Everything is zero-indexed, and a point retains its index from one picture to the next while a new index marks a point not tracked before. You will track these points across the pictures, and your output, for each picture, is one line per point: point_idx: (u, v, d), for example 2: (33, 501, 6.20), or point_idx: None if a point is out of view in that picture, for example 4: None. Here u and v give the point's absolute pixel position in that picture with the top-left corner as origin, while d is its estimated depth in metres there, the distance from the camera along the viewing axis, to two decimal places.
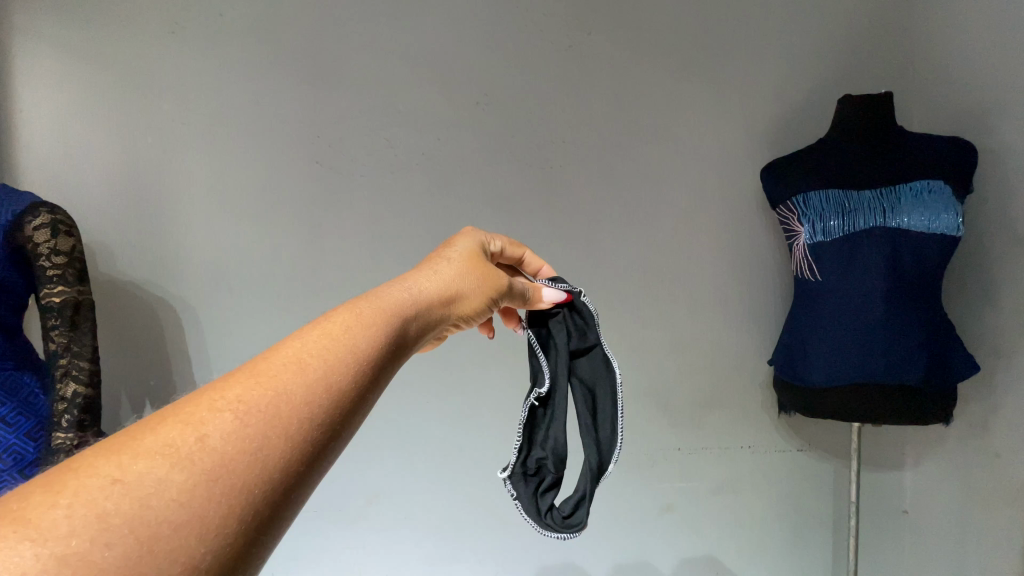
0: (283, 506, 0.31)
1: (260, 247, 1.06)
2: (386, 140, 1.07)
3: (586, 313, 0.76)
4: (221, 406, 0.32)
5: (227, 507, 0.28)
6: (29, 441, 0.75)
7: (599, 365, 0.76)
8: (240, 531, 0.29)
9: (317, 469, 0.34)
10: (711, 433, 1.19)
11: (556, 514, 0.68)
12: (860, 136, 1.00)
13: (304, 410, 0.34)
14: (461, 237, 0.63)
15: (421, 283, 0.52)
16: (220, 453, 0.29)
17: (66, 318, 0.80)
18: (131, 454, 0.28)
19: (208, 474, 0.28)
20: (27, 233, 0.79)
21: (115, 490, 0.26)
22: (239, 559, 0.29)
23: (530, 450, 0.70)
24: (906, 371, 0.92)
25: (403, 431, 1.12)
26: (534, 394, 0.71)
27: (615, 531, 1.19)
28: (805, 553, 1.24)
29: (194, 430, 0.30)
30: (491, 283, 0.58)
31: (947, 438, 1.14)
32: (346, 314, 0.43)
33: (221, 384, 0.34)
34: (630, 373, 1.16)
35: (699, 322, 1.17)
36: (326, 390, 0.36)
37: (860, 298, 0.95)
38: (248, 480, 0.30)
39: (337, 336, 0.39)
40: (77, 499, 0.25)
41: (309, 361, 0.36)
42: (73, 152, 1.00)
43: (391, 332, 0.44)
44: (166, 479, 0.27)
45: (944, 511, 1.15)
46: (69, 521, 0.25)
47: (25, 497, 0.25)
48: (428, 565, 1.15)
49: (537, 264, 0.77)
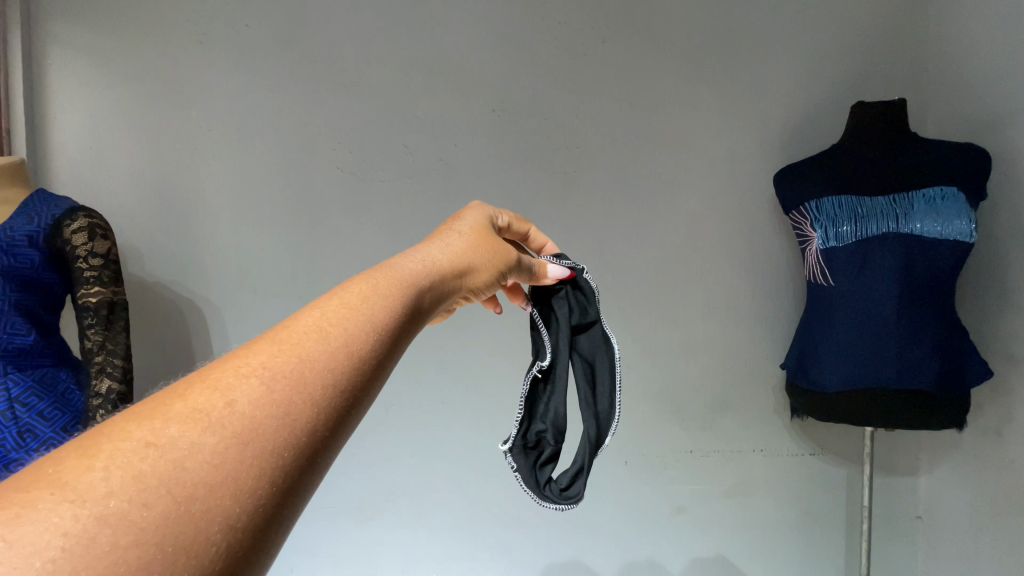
0: (310, 469, 0.33)
1: (281, 249, 1.10)
2: (405, 146, 1.10)
3: (587, 290, 0.78)
4: (247, 372, 0.34)
5: (259, 468, 0.30)
6: (66, 434, 0.78)
7: (598, 341, 0.78)
8: (273, 491, 0.31)
9: (342, 432, 0.36)
10: (724, 436, 1.20)
11: (553, 486, 0.70)
12: (873, 142, 1.00)
13: (327, 376, 0.36)
14: (468, 211, 0.65)
15: (433, 255, 0.55)
16: (249, 417, 0.31)
17: (101, 318, 0.83)
18: (163, 420, 0.30)
19: (238, 437, 0.30)
20: (66, 236, 0.83)
21: (149, 453, 0.28)
22: (273, 518, 0.31)
23: (530, 423, 0.73)
24: (915, 371, 0.93)
25: (417, 431, 1.15)
26: (536, 367, 0.72)
27: (628, 530, 1.20)
28: (818, 557, 1.24)
29: (222, 396, 0.32)
30: (500, 258, 0.61)
31: (961, 442, 1.13)
32: (362, 285, 0.45)
33: (245, 353, 0.36)
34: (641, 375, 1.17)
35: (711, 326, 1.18)
36: (348, 356, 0.38)
37: (870, 299, 0.96)
38: (277, 442, 0.32)
39: (355, 306, 0.42)
40: (113, 462, 0.27)
41: (329, 330, 0.39)
42: (105, 157, 1.04)
43: (406, 303, 0.46)
44: (198, 442, 0.29)
45: (956, 514, 1.15)
46: (106, 483, 0.26)
47: (60, 462, 0.27)
48: (441, 562, 1.18)
49: (541, 241, 0.79)
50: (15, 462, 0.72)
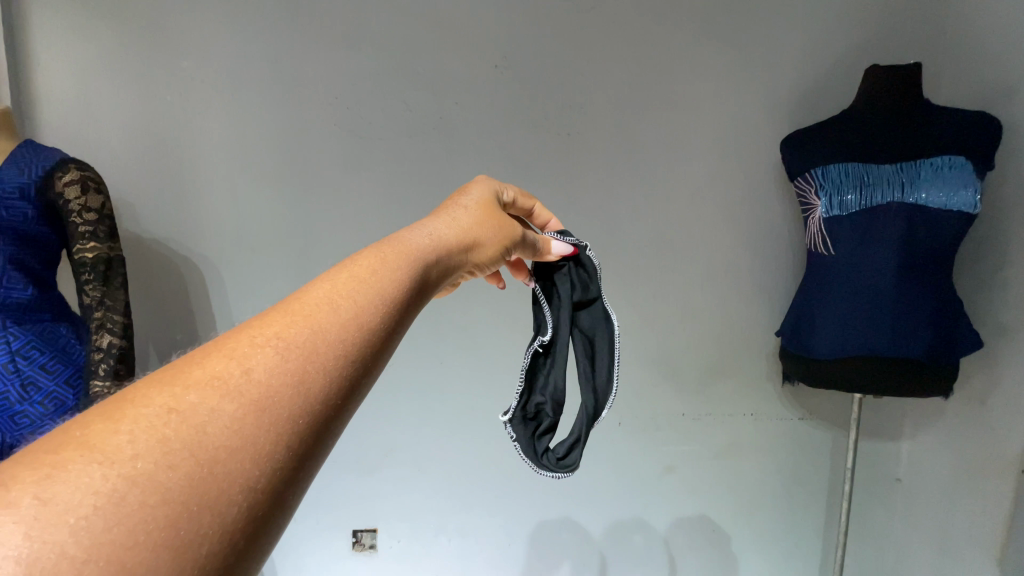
0: (325, 436, 0.33)
1: (277, 207, 1.08)
2: (404, 103, 1.07)
3: (590, 268, 0.78)
4: (262, 341, 0.33)
5: (277, 434, 0.30)
6: (69, 388, 0.79)
7: (599, 316, 0.79)
8: (291, 456, 0.30)
9: (353, 402, 0.35)
10: (716, 401, 1.23)
11: (551, 456, 0.72)
12: (884, 108, 0.98)
13: (340, 345, 0.35)
14: (474, 185, 0.64)
15: (440, 228, 0.54)
16: (267, 384, 0.30)
17: (99, 274, 0.83)
18: (182, 385, 0.29)
19: (257, 403, 0.30)
20: (58, 189, 0.81)
21: (171, 419, 0.27)
22: (292, 482, 0.30)
23: (530, 396, 0.74)
24: (908, 343, 0.94)
25: (415, 390, 1.17)
26: (537, 342, 0.73)
27: (617, 487, 1.25)
28: (799, 515, 1.29)
29: (239, 363, 0.31)
30: (506, 233, 0.60)
31: (947, 409, 1.16)
32: (371, 258, 0.44)
33: (260, 322, 0.35)
34: (637, 340, 1.19)
35: (709, 293, 1.19)
36: (360, 327, 0.37)
37: (870, 270, 0.96)
38: (294, 409, 0.31)
39: (366, 277, 0.41)
40: (137, 425, 0.27)
41: (341, 301, 0.38)
42: (95, 109, 1.01)
43: (413, 276, 0.45)
44: (219, 408, 0.29)
45: (935, 478, 1.19)
46: (132, 445, 0.26)
47: (85, 425, 0.27)
48: (439, 514, 1.22)
49: (545, 218, 0.78)
50: (20, 414, 0.74)
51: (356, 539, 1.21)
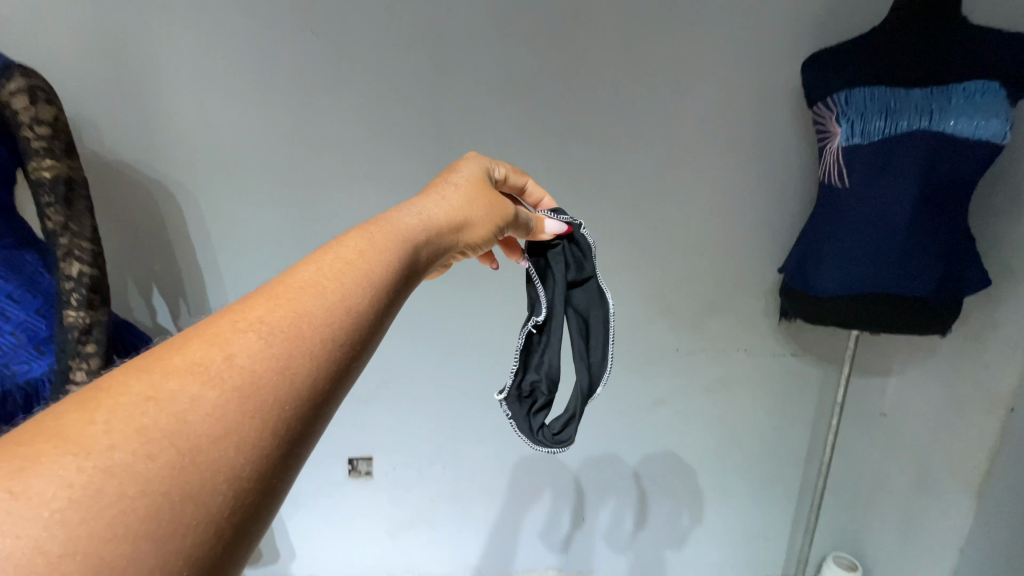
0: (309, 421, 0.34)
1: (253, 127, 1.00)
2: (388, 8, 0.95)
3: (584, 246, 0.76)
4: (244, 328, 0.34)
5: (258, 423, 0.31)
6: (41, 318, 0.77)
7: (593, 295, 0.77)
8: (273, 443, 0.31)
9: (339, 388, 0.36)
10: (710, 336, 1.22)
11: (547, 432, 0.72)
12: (920, 25, 0.89)
13: (323, 331, 0.36)
14: (463, 164, 0.64)
15: (428, 209, 0.54)
16: (247, 372, 0.32)
17: (60, 196, 0.76)
18: (163, 374, 0.30)
19: (237, 392, 0.31)
20: (4, 99, 0.73)
21: (150, 408, 0.28)
22: (275, 466, 0.31)
23: (524, 373, 0.74)
24: (914, 280, 0.92)
25: (405, 324, 1.14)
26: (531, 322, 0.72)
27: (608, 418, 1.27)
28: (784, 447, 1.33)
29: (220, 351, 0.32)
30: (495, 213, 0.60)
31: (939, 347, 1.15)
32: (358, 240, 0.45)
33: (242, 309, 0.36)
34: (634, 275, 1.16)
35: (712, 228, 1.14)
36: (346, 311, 0.38)
37: (885, 204, 0.91)
38: (276, 396, 0.32)
39: (351, 260, 0.42)
40: (114, 416, 0.28)
41: (325, 286, 0.39)
42: (37, 8, 0.89)
43: (402, 258, 0.46)
44: (197, 397, 0.30)
45: (919, 414, 1.20)
46: (107, 436, 0.27)
47: (61, 416, 0.28)
48: (433, 442, 1.25)
49: (538, 195, 0.76)
50: None
51: (351, 466, 1.25)
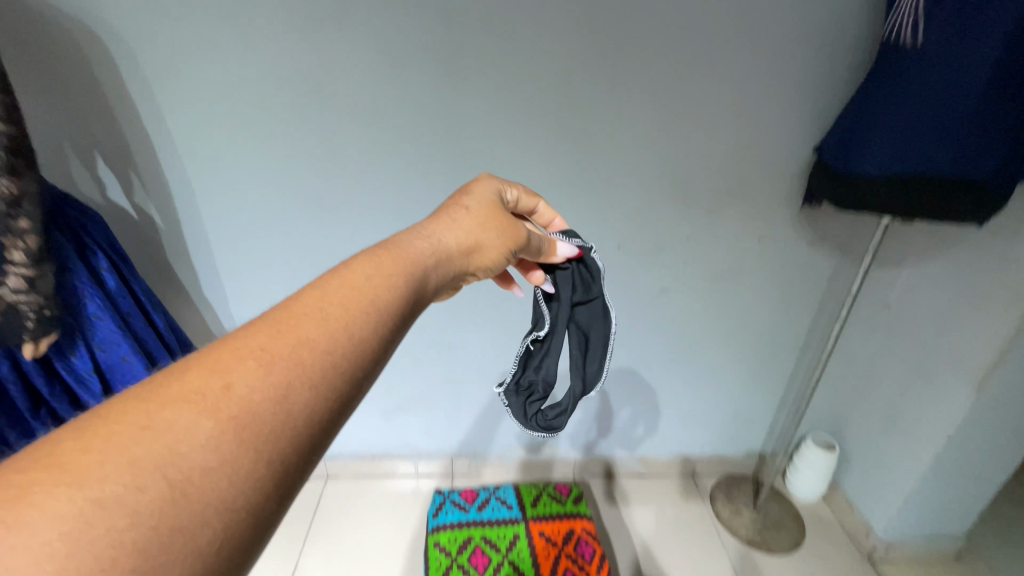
0: (302, 456, 0.38)
1: None
2: None
3: (593, 268, 0.76)
4: (246, 356, 0.39)
5: (253, 454, 0.35)
6: None
7: (598, 313, 0.77)
8: (265, 472, 0.36)
9: (332, 425, 0.41)
10: (723, 224, 1.14)
11: (540, 420, 0.81)
12: None
13: (320, 363, 0.41)
14: (475, 187, 0.68)
15: (438, 232, 0.61)
16: (243, 403, 0.36)
17: None
18: (159, 404, 0.35)
19: (232, 421, 0.35)
20: None
21: (146, 435, 0.33)
22: (266, 496, 0.36)
23: (524, 370, 0.81)
24: (975, 162, 0.82)
25: (390, 203, 1.06)
26: (531, 336, 0.78)
27: (606, 309, 1.23)
28: (781, 337, 1.32)
29: (220, 381, 0.37)
30: (509, 236, 0.64)
31: (969, 238, 1.05)
32: (366, 269, 0.51)
33: (246, 336, 0.41)
34: (647, 155, 1.04)
35: (741, 100, 0.99)
36: (344, 343, 0.44)
37: (962, 70, 0.77)
38: (269, 427, 0.36)
39: (353, 292, 0.48)
40: (108, 445, 0.32)
41: (328, 318, 0.44)
42: None
43: (404, 290, 0.52)
44: (194, 426, 0.34)
45: (929, 307, 1.15)
46: (101, 468, 0.31)
47: (60, 441, 0.32)
48: (427, 330, 1.21)
49: (550, 216, 0.77)
50: None
51: None
